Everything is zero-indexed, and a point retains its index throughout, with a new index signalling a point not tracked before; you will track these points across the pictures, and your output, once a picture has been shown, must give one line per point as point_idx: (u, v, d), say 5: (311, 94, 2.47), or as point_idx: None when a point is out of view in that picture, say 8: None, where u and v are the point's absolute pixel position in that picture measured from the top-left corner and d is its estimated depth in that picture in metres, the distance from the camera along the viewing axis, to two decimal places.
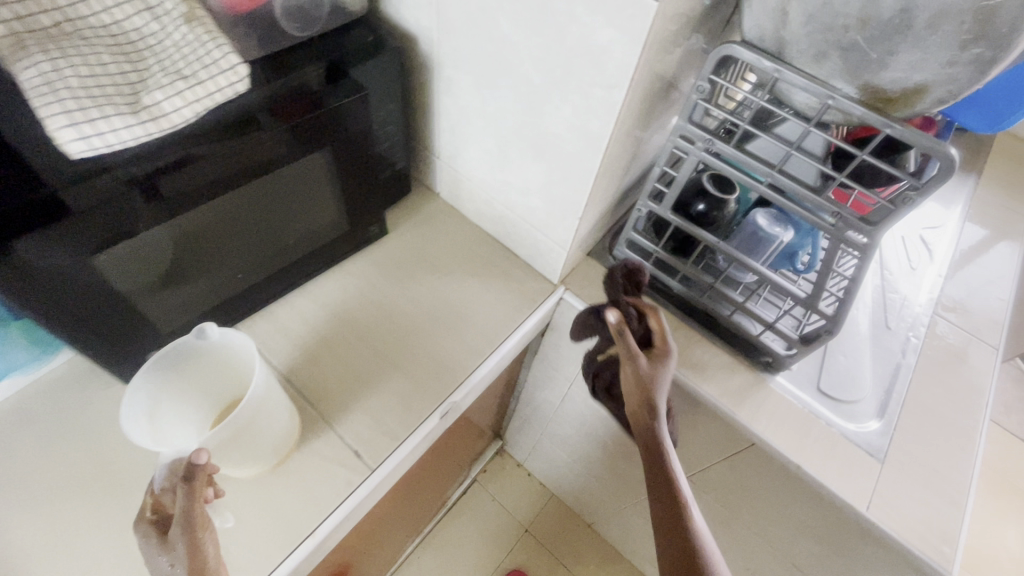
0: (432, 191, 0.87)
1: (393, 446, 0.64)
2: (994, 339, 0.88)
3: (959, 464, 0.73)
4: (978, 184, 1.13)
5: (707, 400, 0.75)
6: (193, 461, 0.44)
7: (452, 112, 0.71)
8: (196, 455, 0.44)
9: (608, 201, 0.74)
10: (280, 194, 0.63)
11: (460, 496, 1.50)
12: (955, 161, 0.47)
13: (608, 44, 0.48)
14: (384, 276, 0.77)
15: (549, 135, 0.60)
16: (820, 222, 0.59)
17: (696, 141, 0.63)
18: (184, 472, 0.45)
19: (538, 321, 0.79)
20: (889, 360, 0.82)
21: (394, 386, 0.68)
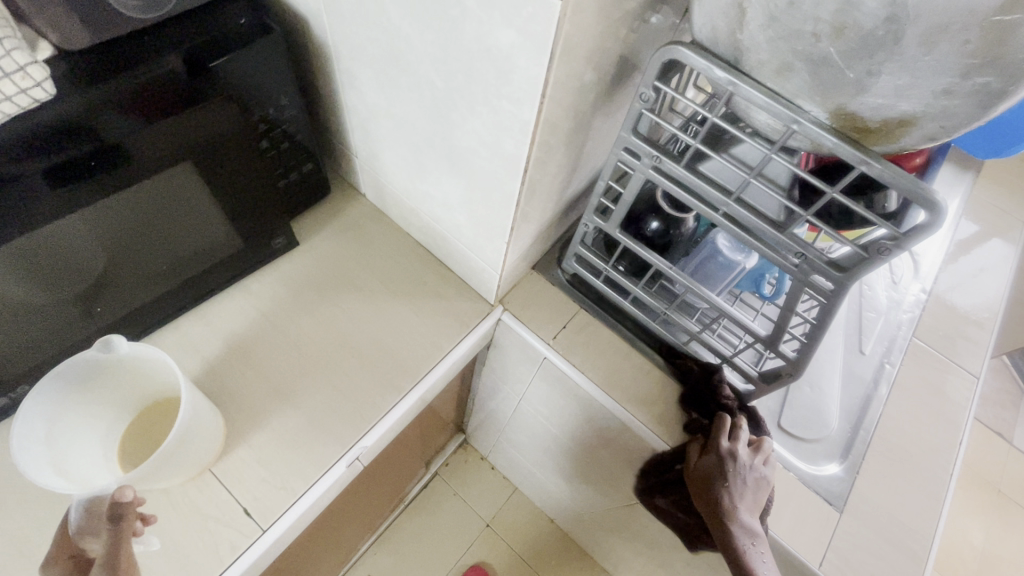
0: (357, 192, 0.76)
1: (292, 500, 0.56)
2: (977, 368, 0.79)
3: (926, 512, 0.66)
4: (975, 181, 1.02)
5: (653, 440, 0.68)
6: (118, 500, 0.42)
7: (360, 109, 0.59)
8: (120, 493, 0.42)
9: (548, 215, 0.64)
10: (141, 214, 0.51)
11: (421, 491, 1.46)
12: (943, 212, 0.38)
13: (510, 49, 0.37)
14: (293, 297, 0.67)
15: (462, 148, 0.50)
16: (783, 262, 0.50)
17: (642, 157, 0.52)
18: (109, 511, 0.42)
19: (472, 347, 0.71)
20: (859, 390, 0.75)
21: (293, 430, 0.59)
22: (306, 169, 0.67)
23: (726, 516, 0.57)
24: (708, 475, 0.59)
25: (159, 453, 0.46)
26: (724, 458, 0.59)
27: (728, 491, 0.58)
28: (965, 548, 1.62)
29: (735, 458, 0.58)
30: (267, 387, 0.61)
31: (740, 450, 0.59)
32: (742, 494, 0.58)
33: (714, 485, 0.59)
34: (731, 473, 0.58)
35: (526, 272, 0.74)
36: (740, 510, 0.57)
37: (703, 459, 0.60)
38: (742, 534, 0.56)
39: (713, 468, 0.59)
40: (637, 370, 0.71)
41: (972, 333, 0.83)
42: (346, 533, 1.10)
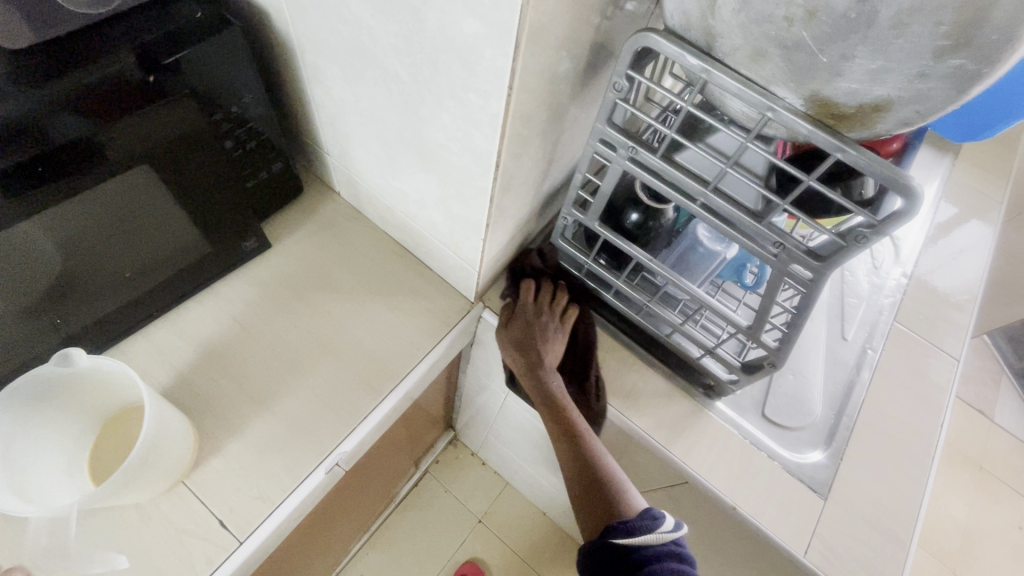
0: (332, 191, 0.74)
1: (269, 509, 0.54)
2: (957, 350, 0.79)
3: (908, 496, 0.67)
4: (954, 164, 1.03)
5: (638, 434, 0.67)
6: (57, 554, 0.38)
7: (327, 104, 0.57)
8: None
9: (526, 210, 0.63)
10: (98, 219, 0.49)
11: (411, 489, 1.45)
12: (919, 197, 0.37)
13: (474, 40, 0.36)
14: (266, 299, 0.65)
15: (432, 144, 0.48)
16: (761, 252, 0.49)
17: (617, 148, 0.51)
18: None
19: (454, 345, 0.69)
20: (842, 376, 0.75)
21: (269, 437, 0.58)
22: (276, 168, 0.65)
23: (542, 369, 0.65)
24: (521, 339, 0.66)
25: (123, 469, 0.45)
26: (532, 318, 0.67)
27: (538, 344, 0.66)
28: (948, 522, 1.66)
29: (541, 317, 0.67)
30: (242, 395, 0.59)
31: (546, 311, 0.68)
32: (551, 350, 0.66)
33: (528, 345, 0.66)
34: (541, 328, 0.67)
35: (506, 267, 0.73)
36: (547, 361, 0.66)
37: (512, 327, 0.67)
38: (551, 376, 0.65)
39: (527, 330, 0.66)
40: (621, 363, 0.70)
41: (953, 315, 0.83)
42: (336, 535, 1.09)
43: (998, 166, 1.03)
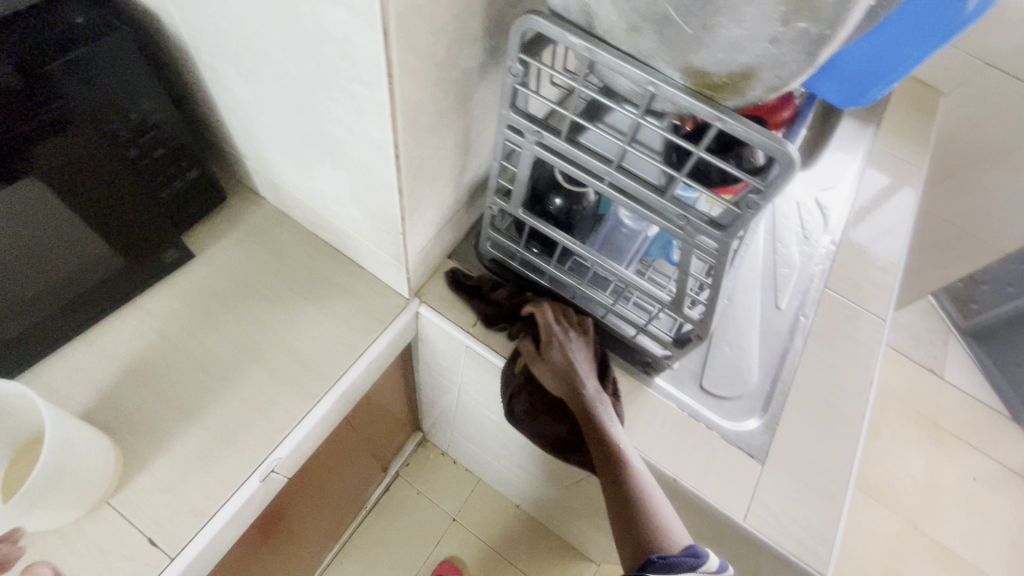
0: (258, 196, 0.73)
1: (203, 522, 0.54)
2: (884, 311, 0.82)
3: (841, 454, 0.69)
4: (877, 134, 1.07)
5: None
6: None
7: (234, 107, 0.56)
8: None
9: (449, 201, 0.63)
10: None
11: (383, 494, 1.44)
12: (794, 161, 0.39)
13: (346, 29, 0.36)
14: (192, 311, 0.64)
15: (334, 139, 0.48)
16: (670, 227, 0.50)
17: (524, 133, 0.52)
18: None
19: (391, 343, 0.69)
20: (776, 344, 0.77)
21: (199, 450, 0.57)
22: (191, 176, 0.63)
23: (584, 393, 0.60)
24: (561, 364, 0.62)
25: (29, 486, 0.44)
26: (564, 339, 0.63)
27: (576, 366, 0.61)
28: (907, 480, 1.72)
29: (571, 339, 0.63)
30: (168, 410, 0.58)
31: (577, 333, 0.64)
32: (589, 372, 0.62)
33: (567, 368, 0.61)
34: (575, 354, 0.62)
35: (440, 261, 0.73)
36: (590, 383, 0.61)
37: (548, 352, 0.62)
38: (595, 400, 0.61)
39: (565, 354, 0.62)
40: None
41: (879, 278, 0.87)
42: (302, 547, 1.07)
43: (918, 133, 1.08)
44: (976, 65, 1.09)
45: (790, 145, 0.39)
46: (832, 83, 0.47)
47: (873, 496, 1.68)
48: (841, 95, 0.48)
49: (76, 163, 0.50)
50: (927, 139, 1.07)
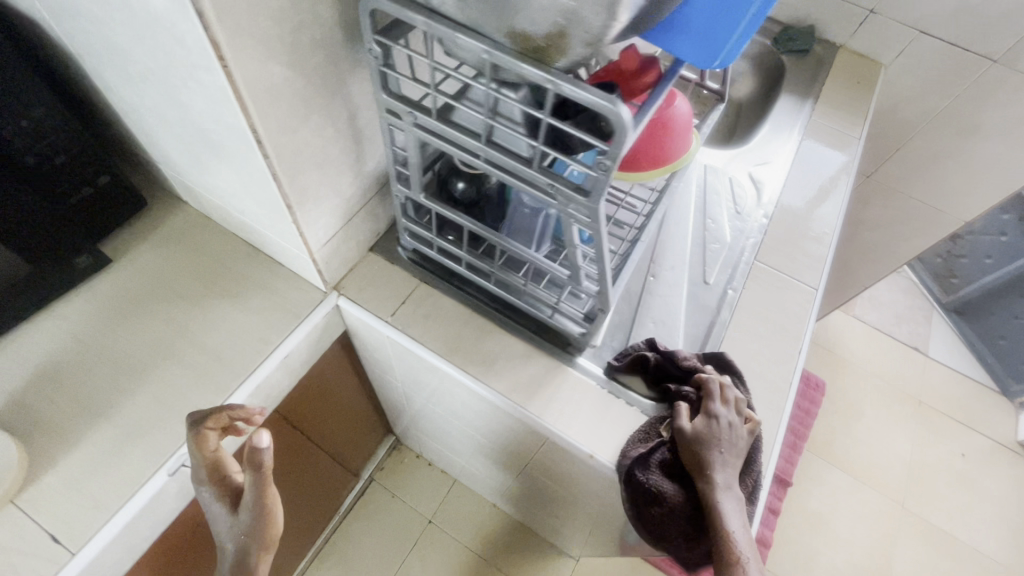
0: (179, 199, 0.74)
1: (107, 518, 0.54)
2: (815, 281, 0.82)
3: (766, 424, 0.69)
4: (814, 109, 1.07)
5: (498, 399, 0.68)
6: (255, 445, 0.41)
7: (127, 110, 0.58)
8: (257, 438, 0.41)
9: (352, 192, 0.64)
10: None
11: (357, 499, 1.44)
12: (626, 121, 0.39)
13: (170, 15, 0.37)
14: (108, 314, 0.65)
15: (206, 129, 0.49)
16: (545, 198, 0.51)
17: (402, 115, 0.53)
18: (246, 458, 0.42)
19: (310, 337, 0.70)
20: (704, 318, 0.77)
21: (106, 448, 0.57)
22: (101, 182, 0.64)
23: (713, 477, 0.55)
24: (699, 433, 0.57)
25: None
26: (721, 419, 0.58)
27: (719, 450, 0.56)
28: (894, 461, 1.70)
29: (724, 419, 0.58)
30: (78, 411, 0.59)
31: (731, 416, 0.59)
32: (725, 458, 0.56)
33: (705, 442, 0.57)
34: (717, 435, 0.57)
35: (360, 254, 0.74)
36: (723, 468, 0.56)
37: (698, 421, 0.58)
38: (725, 493, 0.55)
39: (708, 429, 0.57)
40: (478, 333, 0.71)
41: (812, 249, 0.86)
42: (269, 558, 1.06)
43: (856, 105, 1.08)
44: (910, 33, 1.09)
45: (625, 107, 0.39)
46: (690, 41, 0.47)
47: (857, 478, 1.66)
48: (705, 52, 0.47)
49: None
50: (864, 110, 1.07)
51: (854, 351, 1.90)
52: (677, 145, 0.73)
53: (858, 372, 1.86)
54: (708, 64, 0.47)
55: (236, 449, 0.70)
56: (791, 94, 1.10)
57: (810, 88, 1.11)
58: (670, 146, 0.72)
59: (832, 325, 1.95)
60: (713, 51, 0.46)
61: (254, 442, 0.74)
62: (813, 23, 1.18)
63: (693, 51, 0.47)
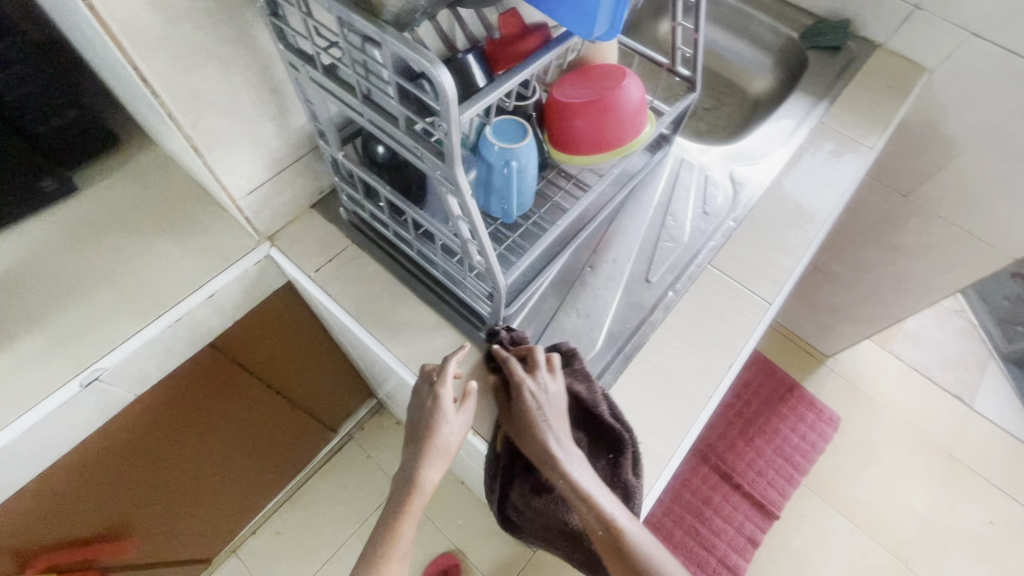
0: (150, 141, 0.80)
1: (18, 413, 0.60)
2: (771, 295, 0.75)
3: (669, 433, 0.65)
4: (828, 111, 0.97)
5: (397, 364, 0.68)
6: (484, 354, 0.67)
7: (81, 49, 0.63)
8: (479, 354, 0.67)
9: (279, 145, 0.66)
10: None
11: (333, 453, 1.51)
12: (444, 79, 0.38)
13: None
14: (66, 237, 0.72)
15: (117, 67, 0.53)
16: (417, 162, 0.50)
17: (298, 68, 0.54)
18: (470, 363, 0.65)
19: (240, 282, 0.74)
20: (634, 315, 0.73)
21: (34, 352, 0.64)
22: (70, 115, 0.70)
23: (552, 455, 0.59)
24: (528, 415, 0.60)
25: None
26: (534, 393, 0.60)
27: (545, 422, 0.59)
28: (904, 514, 1.54)
29: (548, 391, 0.60)
30: (20, 317, 0.66)
31: (550, 383, 0.61)
32: (558, 426, 0.60)
33: (533, 420, 0.60)
34: (540, 410, 0.60)
35: (300, 209, 0.76)
36: (553, 437, 0.60)
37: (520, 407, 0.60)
38: (567, 461, 0.59)
39: (534, 405, 0.59)
40: (394, 298, 0.72)
41: (779, 260, 0.79)
42: (231, 490, 1.14)
43: (880, 111, 0.97)
44: (959, 35, 0.96)
45: (444, 70, 0.38)
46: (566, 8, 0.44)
47: (858, 525, 1.52)
48: (583, 18, 0.44)
49: None
50: (888, 117, 0.96)
51: (883, 389, 1.73)
52: (618, 132, 0.69)
53: (883, 412, 1.69)
54: (589, 32, 0.44)
55: (166, 376, 0.76)
56: (805, 94, 1.00)
57: (830, 89, 1.00)
58: (608, 130, 0.69)
59: (863, 357, 1.78)
60: (590, 17, 0.44)
61: (190, 373, 0.79)
62: (850, 17, 1.06)
63: (571, 17, 0.44)
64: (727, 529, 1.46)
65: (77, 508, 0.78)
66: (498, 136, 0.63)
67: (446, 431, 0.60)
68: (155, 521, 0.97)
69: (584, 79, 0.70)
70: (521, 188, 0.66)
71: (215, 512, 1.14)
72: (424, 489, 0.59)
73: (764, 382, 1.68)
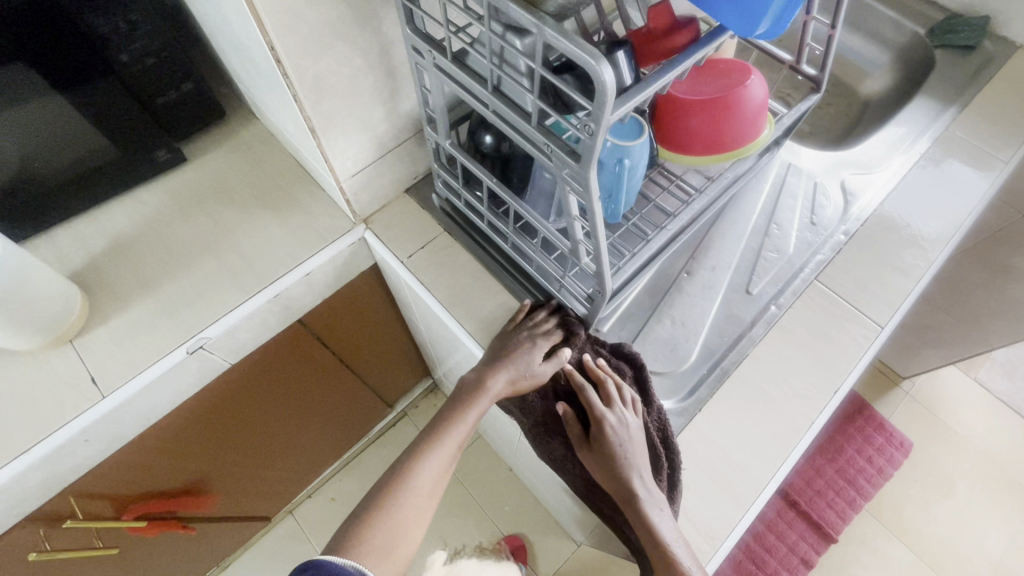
0: (254, 115, 0.82)
1: (133, 374, 0.63)
2: (884, 319, 0.70)
3: (765, 457, 0.62)
4: (956, 119, 0.89)
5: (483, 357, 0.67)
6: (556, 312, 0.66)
7: (206, 23, 0.64)
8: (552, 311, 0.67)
9: (387, 130, 0.66)
10: (27, 128, 0.60)
11: (388, 428, 1.54)
12: (607, 78, 0.35)
13: None
14: (176, 206, 0.74)
15: (249, 46, 0.53)
16: (543, 160, 0.48)
17: (422, 53, 0.52)
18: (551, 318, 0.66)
19: (333, 262, 0.74)
20: (732, 328, 0.69)
21: (148, 317, 0.67)
22: (185, 88, 0.72)
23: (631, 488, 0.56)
24: (604, 450, 0.58)
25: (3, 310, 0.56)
26: (612, 422, 0.58)
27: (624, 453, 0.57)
28: (976, 554, 1.45)
29: (627, 424, 0.58)
30: (134, 282, 0.69)
31: (629, 415, 0.59)
32: (638, 459, 0.58)
33: (617, 455, 0.58)
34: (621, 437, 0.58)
35: (395, 193, 0.76)
36: (637, 472, 0.57)
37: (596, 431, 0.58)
38: (647, 496, 0.56)
39: (616, 443, 0.58)
40: (484, 290, 0.71)
41: (895, 281, 0.73)
42: (296, 456, 1.18)
43: (1017, 123, 0.88)
44: None
45: (607, 66, 0.36)
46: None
47: (923, 559, 1.45)
48: (745, 16, 0.40)
49: (83, 67, 0.60)
50: None
51: (963, 419, 1.62)
52: (736, 132, 0.65)
53: (961, 444, 1.58)
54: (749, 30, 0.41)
55: (258, 348, 0.78)
56: (930, 99, 0.92)
57: (959, 95, 0.91)
58: (726, 130, 0.65)
59: (942, 383, 1.66)
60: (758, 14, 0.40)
61: (278, 345, 0.81)
62: (988, 16, 0.96)
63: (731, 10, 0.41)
64: (780, 547, 1.41)
65: (169, 464, 0.83)
66: (613, 134, 0.60)
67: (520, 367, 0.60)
68: (230, 480, 1.02)
69: (703, 74, 0.66)
70: (629, 188, 0.64)
71: (281, 476, 1.19)
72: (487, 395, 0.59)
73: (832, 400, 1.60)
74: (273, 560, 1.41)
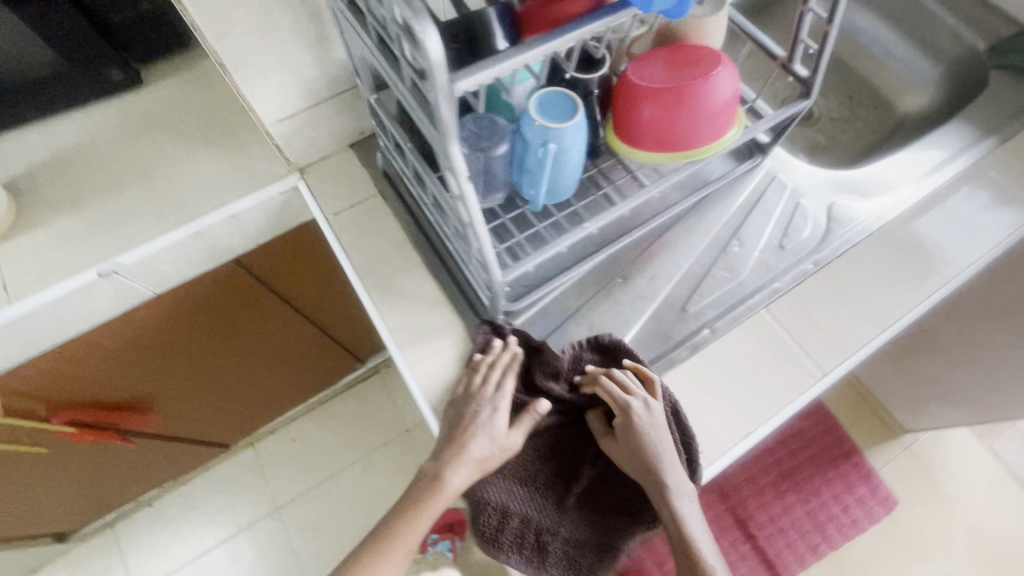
0: None
1: (41, 288, 0.64)
2: (830, 366, 0.62)
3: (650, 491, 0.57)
4: (992, 153, 0.76)
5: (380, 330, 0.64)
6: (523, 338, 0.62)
7: None
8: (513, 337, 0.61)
9: (318, 77, 0.62)
10: None
11: (359, 381, 1.57)
12: (429, 42, 0.31)
13: None
14: (122, 129, 0.74)
15: None
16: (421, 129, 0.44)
17: None
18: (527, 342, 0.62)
19: (263, 208, 0.73)
20: (654, 345, 0.63)
21: (69, 234, 0.67)
22: (143, 8, 0.69)
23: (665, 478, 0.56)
24: (634, 444, 0.57)
25: None
26: (642, 412, 0.56)
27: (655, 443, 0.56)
28: None
29: (653, 409, 0.57)
30: (66, 197, 0.69)
31: (651, 400, 0.57)
32: (666, 445, 0.57)
33: (646, 447, 0.56)
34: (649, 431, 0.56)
35: (336, 146, 0.73)
36: (667, 458, 0.56)
37: (623, 429, 0.57)
38: (680, 482, 0.56)
39: (645, 433, 0.56)
40: (401, 262, 0.67)
41: (856, 327, 0.64)
42: (251, 392, 1.22)
43: None
44: None
45: (433, 30, 0.31)
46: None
47: None
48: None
49: None
50: None
51: (964, 487, 1.47)
52: (688, 129, 0.58)
53: (953, 512, 1.45)
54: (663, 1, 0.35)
55: (188, 283, 0.79)
56: (966, 124, 0.78)
57: (1005, 124, 0.77)
58: (678, 126, 0.57)
59: (950, 444, 1.52)
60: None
61: (211, 281, 0.82)
62: None
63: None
64: None
65: (102, 379, 0.86)
66: (540, 111, 0.54)
67: (485, 436, 0.57)
68: (175, 403, 1.05)
69: (666, 61, 0.58)
70: (555, 174, 0.58)
71: (235, 408, 1.23)
72: (445, 493, 0.57)
73: (816, 438, 1.51)
74: (230, 483, 1.49)
